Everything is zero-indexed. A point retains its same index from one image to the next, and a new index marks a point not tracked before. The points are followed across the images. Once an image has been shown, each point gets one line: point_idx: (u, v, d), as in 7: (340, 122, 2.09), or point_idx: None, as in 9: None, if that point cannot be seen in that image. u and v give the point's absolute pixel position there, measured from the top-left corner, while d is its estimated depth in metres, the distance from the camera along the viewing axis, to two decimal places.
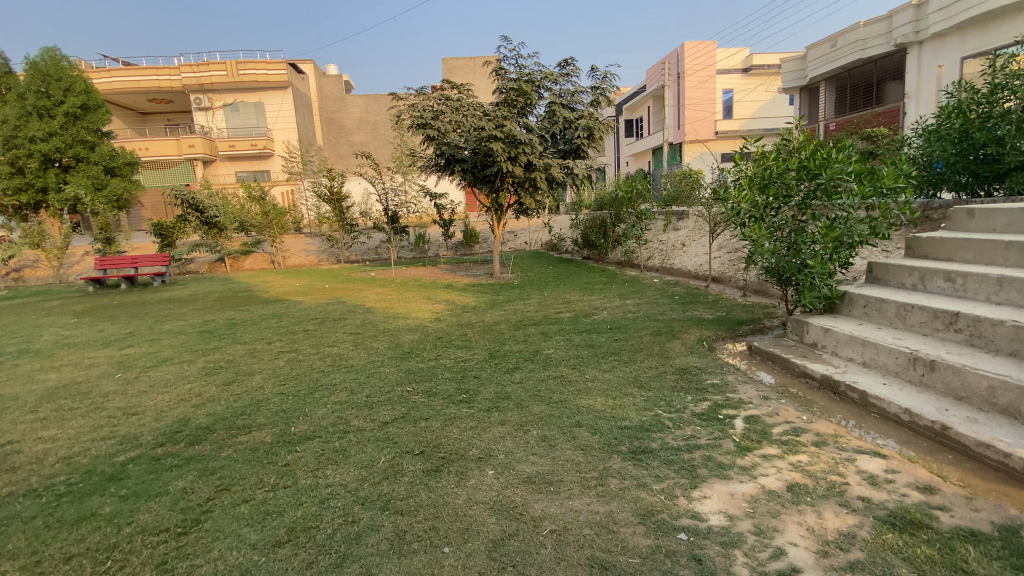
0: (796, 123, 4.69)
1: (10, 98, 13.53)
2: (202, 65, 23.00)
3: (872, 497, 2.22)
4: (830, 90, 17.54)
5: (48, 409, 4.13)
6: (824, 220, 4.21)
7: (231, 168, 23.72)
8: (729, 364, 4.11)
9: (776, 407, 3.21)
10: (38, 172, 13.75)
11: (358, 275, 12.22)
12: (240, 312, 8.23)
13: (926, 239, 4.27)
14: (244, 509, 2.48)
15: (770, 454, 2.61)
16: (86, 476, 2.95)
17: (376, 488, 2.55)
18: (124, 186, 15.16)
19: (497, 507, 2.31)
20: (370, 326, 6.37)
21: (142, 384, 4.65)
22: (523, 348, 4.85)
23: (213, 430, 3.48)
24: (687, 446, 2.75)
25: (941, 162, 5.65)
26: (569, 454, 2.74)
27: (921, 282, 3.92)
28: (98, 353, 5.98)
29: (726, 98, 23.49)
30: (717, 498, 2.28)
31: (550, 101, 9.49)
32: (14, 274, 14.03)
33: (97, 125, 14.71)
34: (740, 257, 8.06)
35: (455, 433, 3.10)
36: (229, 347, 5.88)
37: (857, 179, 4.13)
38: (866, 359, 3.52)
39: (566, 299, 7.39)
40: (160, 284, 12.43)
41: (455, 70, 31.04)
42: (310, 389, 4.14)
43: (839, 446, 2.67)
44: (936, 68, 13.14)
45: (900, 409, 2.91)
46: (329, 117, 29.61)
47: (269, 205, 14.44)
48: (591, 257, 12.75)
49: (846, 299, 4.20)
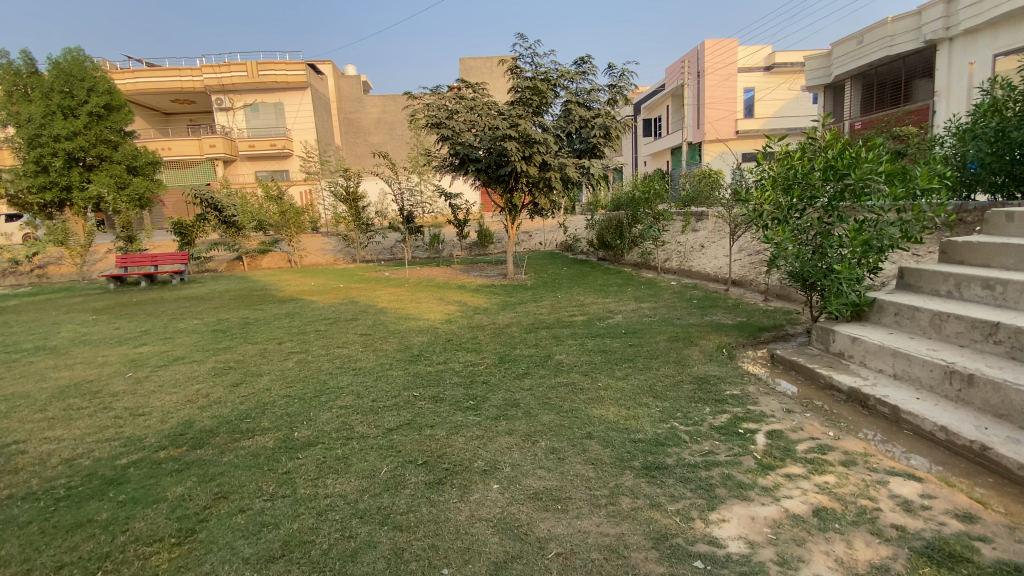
0: (822, 121, 4.47)
1: (35, 97, 13.79)
2: (223, 66, 23.28)
3: (906, 526, 2.04)
4: (856, 88, 17.00)
5: (57, 408, 4.13)
6: (852, 223, 4.00)
7: (250, 167, 24.02)
8: (750, 373, 3.92)
9: (800, 421, 3.02)
10: (63, 171, 14.03)
11: (373, 275, 12.21)
12: (254, 311, 8.23)
13: (961, 244, 4.03)
14: (240, 519, 2.39)
15: (793, 473, 2.44)
16: (86, 479, 2.91)
17: (375, 501, 2.45)
18: (146, 185, 15.36)
19: (501, 526, 2.19)
20: (381, 327, 6.31)
21: (151, 384, 4.63)
22: (534, 352, 4.72)
23: (217, 433, 3.42)
24: (704, 462, 2.59)
25: (976, 163, 5.36)
26: (578, 469, 2.60)
27: (958, 290, 3.67)
28: (111, 351, 6.02)
29: (747, 96, 23.11)
30: (737, 522, 2.12)
31: (566, 100, 9.26)
32: (39, 270, 14.36)
33: (120, 124, 14.93)
34: (761, 260, 7.82)
35: (460, 442, 2.98)
36: (239, 346, 5.87)
37: (888, 179, 3.92)
38: (897, 371, 3.32)
39: (580, 301, 7.24)
40: (179, 281, 12.54)
41: (472, 70, 31.08)
42: (316, 393, 4.07)
43: (869, 466, 2.49)
44: (967, 65, 12.66)
45: (935, 426, 2.71)
46: (348, 118, 29.84)
47: (287, 205, 14.51)
48: (607, 258, 12.56)
49: (876, 307, 3.99)
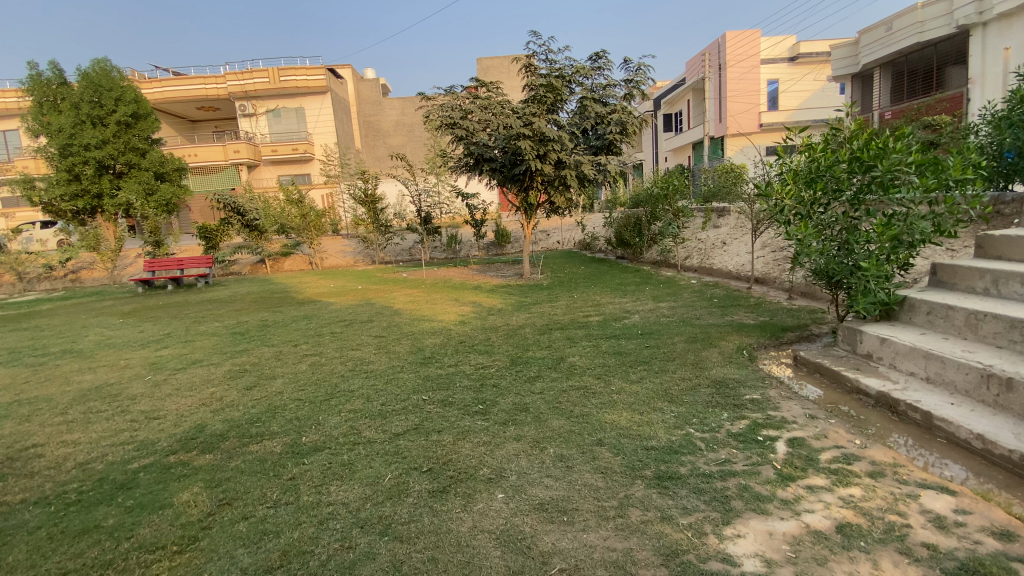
0: (846, 110, 4.24)
1: (65, 108, 14.20)
2: (246, 73, 23.74)
3: (939, 545, 1.89)
4: (886, 77, 16.35)
5: (77, 411, 4.22)
6: (880, 217, 3.80)
7: (274, 172, 24.42)
8: (773, 376, 3.75)
9: (825, 427, 2.86)
10: (94, 178, 14.52)
11: (391, 276, 12.29)
12: (274, 313, 8.32)
13: (1000, 238, 3.77)
14: (241, 527, 2.36)
15: (816, 485, 2.29)
16: (97, 484, 2.93)
17: (377, 510, 2.39)
18: (173, 190, 15.58)
19: (504, 538, 2.11)
20: (395, 329, 6.30)
21: (168, 387, 4.70)
22: (547, 355, 4.62)
23: (227, 437, 3.41)
24: (720, 472, 2.46)
25: (1013, 151, 5.06)
26: (587, 479, 2.50)
27: (995, 286, 3.44)
28: (133, 354, 6.14)
29: (771, 88, 22.52)
30: (753, 538, 1.99)
31: (581, 96, 9.07)
32: (72, 275, 14.96)
33: (147, 132, 15.26)
34: (786, 257, 7.56)
35: (467, 449, 2.91)
36: (256, 349, 5.91)
37: (918, 170, 3.71)
38: (931, 375, 3.12)
39: (596, 301, 7.11)
40: (204, 285, 12.71)
41: (489, 69, 31.08)
42: (327, 396, 4.04)
43: (899, 478, 2.32)
44: (1003, 50, 12.09)
45: (971, 434, 2.53)
46: (368, 120, 30.18)
47: (308, 207, 14.75)
48: (625, 257, 12.36)
49: (907, 305, 3.78)
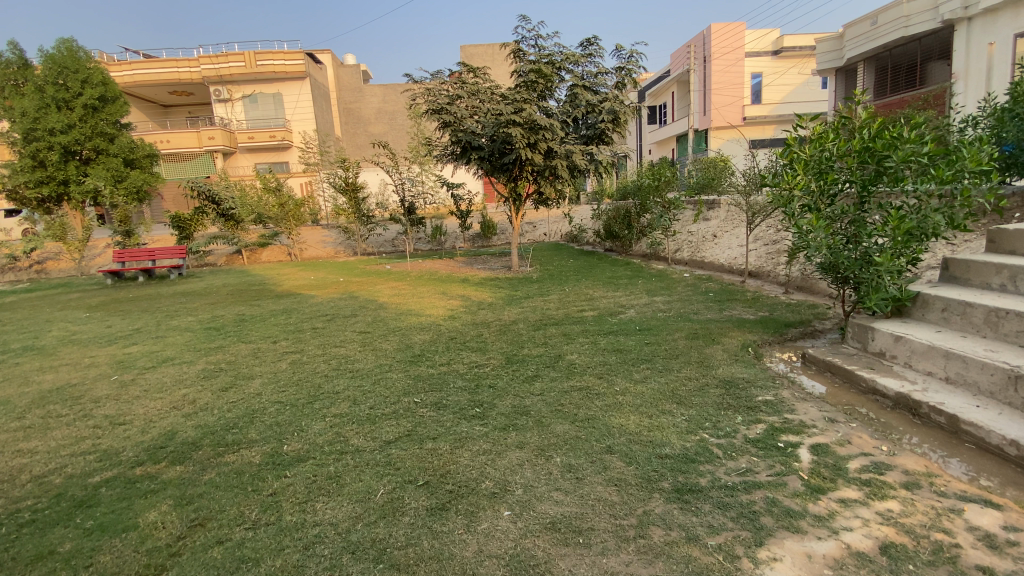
0: (857, 98, 4.06)
1: (28, 90, 13.41)
2: (221, 56, 22.84)
3: (995, 568, 1.72)
4: (869, 71, 16.41)
5: (35, 416, 3.86)
6: (892, 210, 3.68)
7: (250, 159, 23.61)
8: (781, 375, 3.59)
9: (847, 433, 2.69)
10: (59, 164, 13.71)
11: (374, 268, 11.88)
12: (251, 307, 7.93)
13: (1012, 232, 3.66)
14: (215, 553, 2.10)
15: (849, 498, 2.12)
16: (54, 501, 2.62)
17: (370, 531, 2.15)
18: (145, 177, 14.89)
19: (514, 565, 1.89)
20: (381, 324, 6.01)
21: (136, 388, 4.35)
22: (544, 352, 4.40)
23: (199, 446, 3.11)
24: (743, 484, 2.28)
25: (1012, 144, 4.98)
26: (600, 492, 2.29)
27: (1012, 283, 3.33)
28: (99, 352, 5.72)
29: (754, 82, 22.68)
30: (791, 562, 1.80)
31: (572, 83, 8.79)
32: (37, 266, 14.17)
33: (116, 116, 14.50)
34: (779, 251, 7.47)
35: (466, 458, 2.68)
36: (232, 346, 5.56)
37: (933, 162, 3.58)
38: (951, 375, 2.99)
39: (588, 295, 6.92)
40: (178, 276, 12.20)
41: (474, 56, 30.70)
42: (309, 399, 3.75)
43: (937, 490, 2.16)
44: (986, 46, 12.26)
45: (1004, 440, 2.38)
46: (348, 108, 29.50)
47: (286, 196, 13.95)
48: (614, 249, 12.19)
49: (919, 301, 3.65)
